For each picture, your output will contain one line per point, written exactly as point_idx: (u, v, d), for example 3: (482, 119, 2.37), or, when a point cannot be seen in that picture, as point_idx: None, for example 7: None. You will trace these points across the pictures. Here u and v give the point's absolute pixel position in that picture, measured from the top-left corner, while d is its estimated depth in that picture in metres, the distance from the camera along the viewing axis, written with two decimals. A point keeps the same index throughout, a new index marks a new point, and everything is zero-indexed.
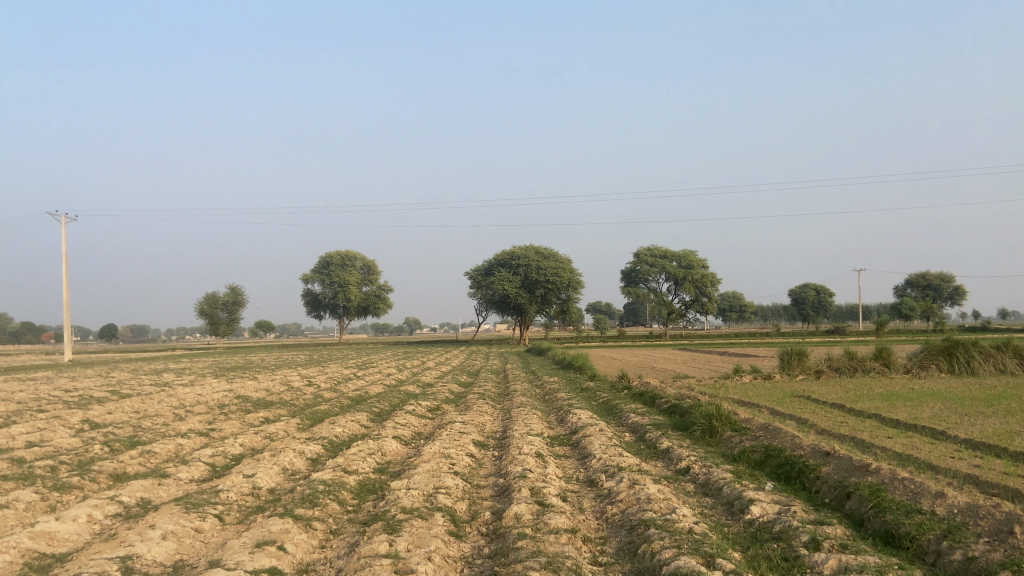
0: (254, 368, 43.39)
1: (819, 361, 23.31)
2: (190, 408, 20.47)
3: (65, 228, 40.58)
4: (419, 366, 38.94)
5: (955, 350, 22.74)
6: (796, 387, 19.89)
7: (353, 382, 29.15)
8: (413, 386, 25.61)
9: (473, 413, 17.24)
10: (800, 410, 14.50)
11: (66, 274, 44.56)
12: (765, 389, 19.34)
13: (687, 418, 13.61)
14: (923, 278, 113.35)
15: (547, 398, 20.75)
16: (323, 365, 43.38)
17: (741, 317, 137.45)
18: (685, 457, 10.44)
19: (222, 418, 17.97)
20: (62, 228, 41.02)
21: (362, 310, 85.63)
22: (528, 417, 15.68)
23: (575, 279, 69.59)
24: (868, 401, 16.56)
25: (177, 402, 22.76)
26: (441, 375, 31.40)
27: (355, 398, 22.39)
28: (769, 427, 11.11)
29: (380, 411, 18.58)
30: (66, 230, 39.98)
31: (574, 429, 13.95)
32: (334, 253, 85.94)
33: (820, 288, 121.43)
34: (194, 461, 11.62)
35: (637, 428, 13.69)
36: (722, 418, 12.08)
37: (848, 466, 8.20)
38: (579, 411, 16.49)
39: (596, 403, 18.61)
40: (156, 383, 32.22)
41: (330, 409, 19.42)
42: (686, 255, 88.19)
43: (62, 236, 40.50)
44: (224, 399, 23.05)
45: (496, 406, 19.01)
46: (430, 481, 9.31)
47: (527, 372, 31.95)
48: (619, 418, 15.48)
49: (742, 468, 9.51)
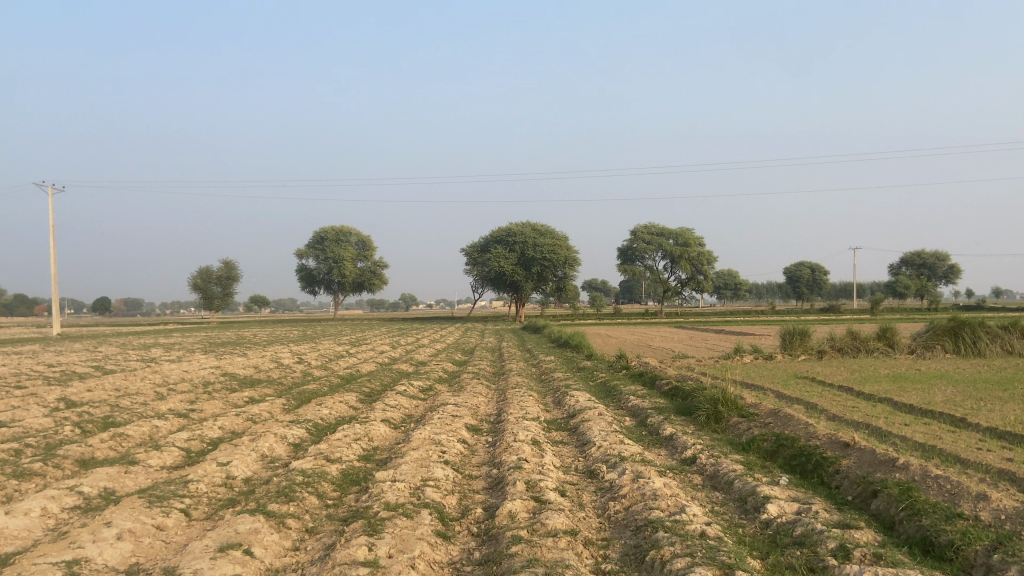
0: (245, 344, 42.69)
1: (822, 341, 22.61)
2: (173, 386, 19.80)
3: (53, 199, 39.66)
4: (413, 343, 38.30)
5: (962, 330, 22.04)
6: (800, 368, 19.20)
7: (345, 360, 28.45)
8: (405, 364, 24.90)
9: (466, 394, 16.55)
10: (808, 393, 13.82)
11: (54, 247, 43.68)
12: (769, 370, 18.67)
13: (690, 401, 12.92)
14: (919, 256, 112.79)
15: (542, 379, 20.08)
16: (316, 341, 42.70)
17: (737, 295, 136.98)
18: (690, 445, 9.75)
19: (205, 397, 17.29)
20: (49, 201, 40.14)
21: (356, 286, 84.88)
22: (523, 399, 15.00)
23: (572, 257, 68.82)
24: (876, 383, 15.89)
25: (162, 379, 22.09)
26: (435, 352, 30.67)
27: (345, 377, 21.70)
28: (779, 414, 10.40)
29: (370, 391, 17.90)
30: (52, 202, 39.05)
31: (571, 413, 13.25)
32: (328, 228, 85.01)
33: (817, 266, 120.87)
34: (167, 446, 10.96)
35: (638, 412, 12.99)
36: (728, 402, 11.37)
37: (871, 459, 7.53)
38: (576, 393, 15.82)
39: (594, 384, 17.95)
40: (143, 360, 31.53)
41: (318, 389, 18.72)
42: (683, 232, 87.33)
43: (49, 208, 39.59)
44: (210, 377, 22.37)
45: (490, 387, 18.32)
46: (417, 471, 8.62)
47: (523, 350, 31.31)
48: (618, 400, 14.80)
49: (753, 458, 8.80)
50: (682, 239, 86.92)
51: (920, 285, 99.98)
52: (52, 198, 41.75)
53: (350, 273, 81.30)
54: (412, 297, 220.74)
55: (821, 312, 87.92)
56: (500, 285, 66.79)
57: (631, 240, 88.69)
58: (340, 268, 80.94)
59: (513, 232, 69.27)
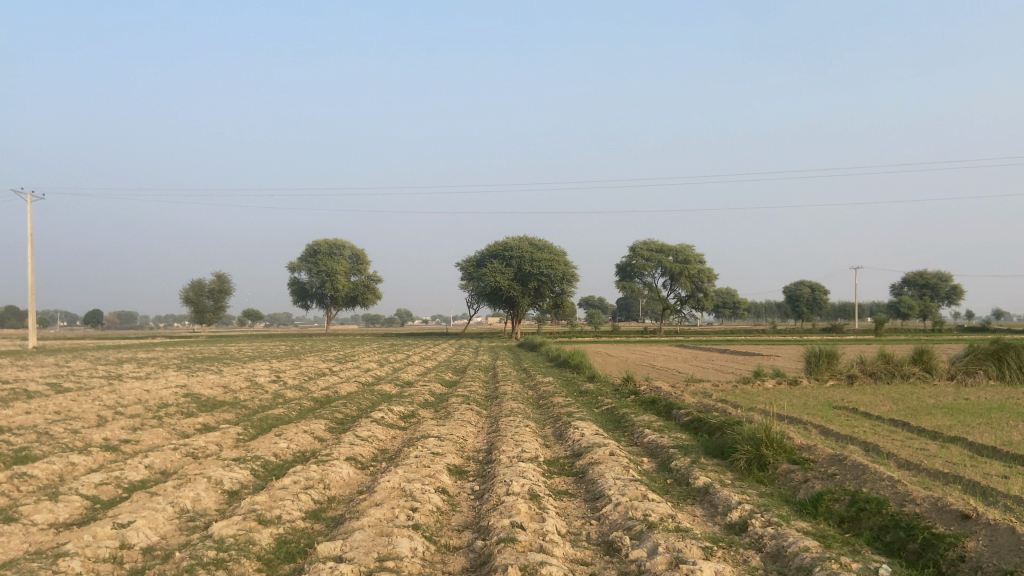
0: (225, 360, 40.22)
1: (851, 364, 20.36)
2: (123, 410, 17.46)
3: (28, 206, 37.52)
4: (402, 361, 35.92)
5: (1006, 354, 19.82)
6: (832, 397, 16.95)
7: (325, 379, 26.09)
8: (390, 386, 22.59)
9: (453, 423, 14.28)
10: (861, 430, 11.55)
11: (30, 257, 41.45)
12: (800, 399, 16.35)
13: (720, 439, 10.64)
14: (920, 276, 110.91)
15: (540, 404, 17.83)
16: (300, 358, 40.34)
17: (735, 313, 134.80)
18: (735, 505, 7.48)
19: (152, 425, 14.99)
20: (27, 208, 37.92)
21: (349, 301, 82.56)
22: (519, 432, 12.70)
23: (571, 272, 66.64)
24: (930, 417, 13.63)
25: (116, 400, 19.74)
26: (424, 372, 28.33)
27: (319, 400, 19.34)
28: (846, 462, 8.15)
29: (343, 418, 15.56)
30: (29, 210, 36.90)
31: (576, 451, 10.97)
32: (321, 241, 82.85)
33: (816, 286, 118.93)
34: (68, 494, 8.67)
35: (658, 452, 10.67)
36: (774, 444, 9.12)
37: (1012, 545, 5.35)
38: (581, 424, 13.52)
39: (599, 412, 15.64)
40: (108, 377, 29.05)
41: (285, 414, 16.40)
42: (682, 249, 85.11)
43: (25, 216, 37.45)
44: (169, 398, 19.97)
45: (480, 414, 15.99)
46: (374, 544, 6.34)
47: (519, 371, 28.99)
48: (630, 434, 12.49)
49: (827, 530, 6.56)
50: (682, 257, 84.78)
51: (923, 305, 98.08)
52: (30, 204, 39.49)
53: (343, 287, 79.03)
54: (407, 313, 218.46)
55: (823, 331, 85.86)
56: (496, 300, 64.60)
57: (629, 257, 86.48)
58: (333, 282, 78.74)
59: (509, 247, 67.15)
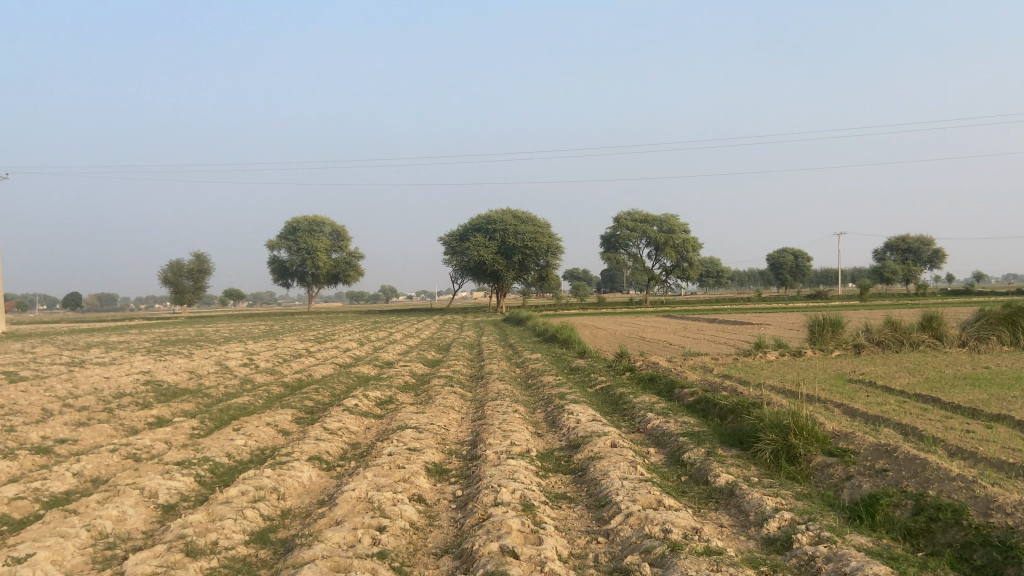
0: (199, 342, 38.53)
1: (857, 332, 19.13)
2: (72, 402, 15.92)
3: None
4: (383, 340, 34.46)
5: (1021, 318, 18.68)
6: (842, 369, 15.71)
7: (299, 362, 24.61)
8: (368, 367, 21.18)
9: (434, 409, 12.92)
10: (891, 409, 10.30)
11: None
12: (810, 373, 15.08)
13: (735, 425, 9.34)
14: (902, 241, 110.39)
15: (529, 384, 16.52)
16: (278, 338, 38.76)
17: (719, 281, 134.00)
18: (772, 512, 6.17)
19: (99, 420, 13.48)
20: None
21: (331, 278, 80.80)
22: (507, 419, 11.35)
23: (555, 244, 65.25)
24: (958, 390, 12.42)
25: (70, 390, 18.21)
26: (405, 351, 26.89)
27: (290, 385, 17.88)
28: (896, 454, 6.90)
29: (313, 407, 14.13)
30: None
31: (571, 441, 9.67)
32: (300, 217, 80.79)
33: (799, 253, 118.28)
34: None
35: (665, 440, 9.36)
36: (805, 431, 7.83)
37: None
38: (575, 407, 12.20)
39: (594, 393, 14.33)
40: (70, 364, 27.43)
41: (249, 404, 14.94)
42: (667, 219, 83.96)
43: None
44: (128, 388, 18.42)
45: (465, 398, 14.61)
46: None
47: (505, 347, 27.64)
48: (631, 419, 11.17)
49: (894, 548, 5.29)
50: (666, 226, 83.60)
51: (908, 269, 97.46)
52: None
53: (323, 264, 77.29)
54: (391, 288, 216.88)
55: (808, 298, 85.02)
56: (479, 274, 63.15)
57: (614, 227, 85.09)
58: (313, 259, 76.83)
59: (492, 220, 65.64)
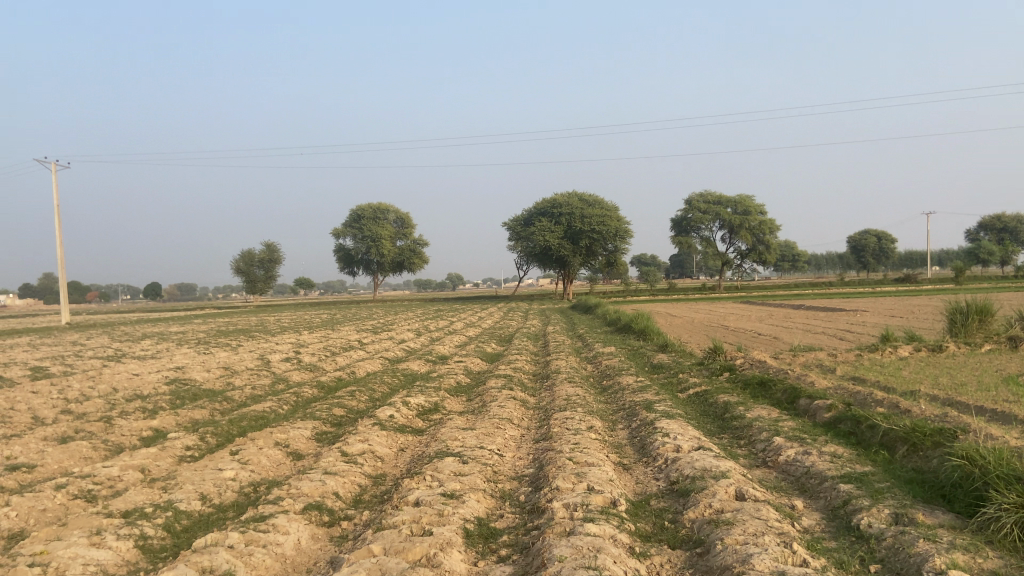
0: (254, 334, 36.46)
1: (1007, 323, 15.58)
2: (75, 408, 13.62)
3: (55, 174, 36.30)
4: (441, 330, 31.89)
5: None
6: (1008, 369, 12.33)
7: (347, 356, 22.12)
8: (419, 363, 18.50)
9: (488, 423, 10.15)
10: None
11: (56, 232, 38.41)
12: (969, 375, 11.75)
13: (924, 471, 6.31)
14: (998, 220, 102.85)
15: (606, 387, 13.61)
16: (335, 328, 36.58)
17: (795, 266, 128.17)
18: None
19: (87, 433, 11.12)
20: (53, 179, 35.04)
21: (396, 266, 79.02)
22: (585, 443, 8.48)
23: (625, 228, 61.87)
24: None
25: (84, 392, 15.98)
26: (463, 343, 24.23)
27: (325, 387, 15.35)
28: None
29: (342, 418, 11.50)
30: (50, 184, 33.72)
31: (674, 485, 6.78)
32: (364, 205, 79.01)
33: (883, 235, 111.69)
34: None
35: (815, 488, 6.39)
36: None
37: None
38: (670, 423, 9.28)
39: (688, 401, 11.34)
40: (113, 357, 25.55)
41: (268, 412, 12.38)
42: (743, 200, 79.45)
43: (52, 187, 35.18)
44: (147, 389, 16.10)
45: (528, 407, 11.80)
46: None
47: (572, 339, 24.73)
48: (751, 447, 8.16)
49: None
50: (742, 208, 79.05)
51: (1004, 252, 90.43)
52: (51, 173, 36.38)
53: (389, 252, 75.57)
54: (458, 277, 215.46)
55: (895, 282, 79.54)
56: (545, 261, 60.24)
57: (685, 210, 80.93)
58: (378, 247, 75.01)
59: (559, 204, 62.68)
